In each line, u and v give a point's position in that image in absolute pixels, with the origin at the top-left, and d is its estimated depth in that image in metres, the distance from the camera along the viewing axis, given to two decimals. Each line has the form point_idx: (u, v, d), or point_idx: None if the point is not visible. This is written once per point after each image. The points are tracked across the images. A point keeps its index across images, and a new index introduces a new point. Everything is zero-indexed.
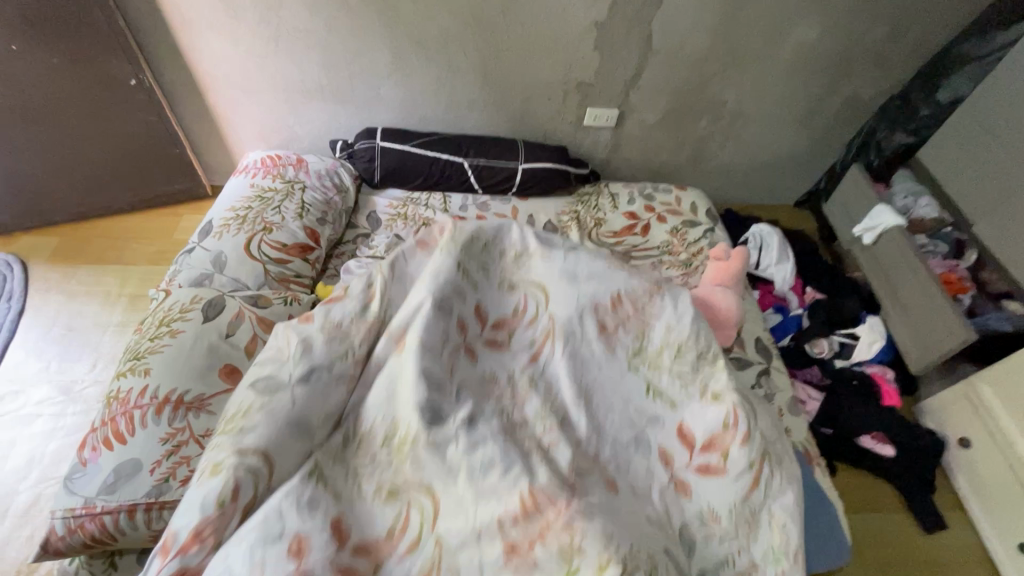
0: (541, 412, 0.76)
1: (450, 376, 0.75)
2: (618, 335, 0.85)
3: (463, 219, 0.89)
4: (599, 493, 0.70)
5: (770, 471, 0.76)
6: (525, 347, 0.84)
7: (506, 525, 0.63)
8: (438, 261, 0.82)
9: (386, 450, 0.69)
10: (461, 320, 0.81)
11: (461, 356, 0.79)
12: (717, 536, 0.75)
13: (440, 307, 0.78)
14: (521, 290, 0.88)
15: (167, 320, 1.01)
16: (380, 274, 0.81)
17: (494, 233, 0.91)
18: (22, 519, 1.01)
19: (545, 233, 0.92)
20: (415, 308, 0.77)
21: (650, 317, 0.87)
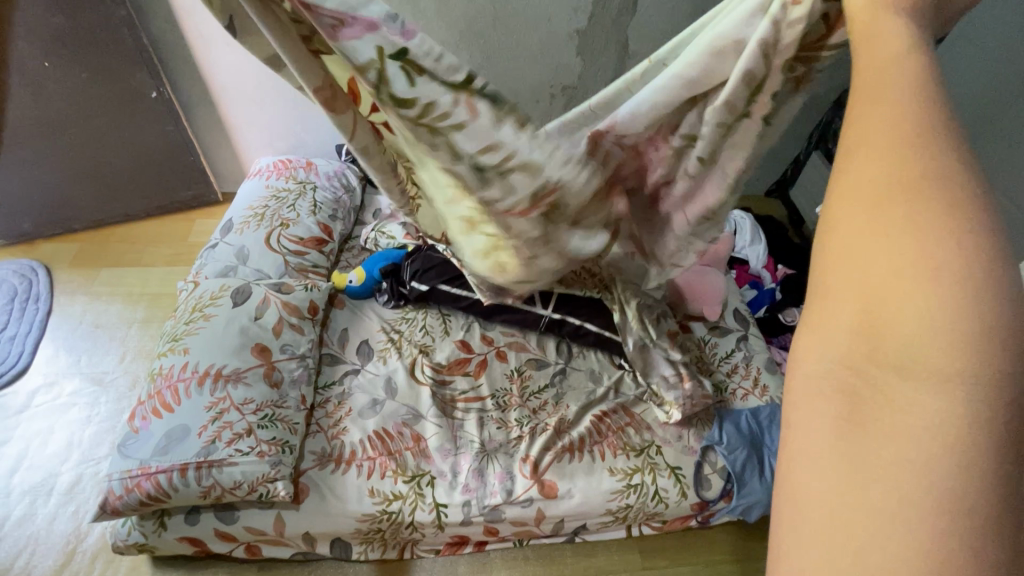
0: (541, 462, 1.01)
1: (456, 451, 1.04)
2: (608, 415, 1.07)
3: (484, 347, 1.18)
4: (574, 500, 1.01)
5: (697, 472, 1.05)
6: (523, 419, 1.08)
7: (503, 531, 1.03)
8: (452, 382, 1.13)
9: (415, 494, 0.99)
10: (466, 410, 1.09)
11: (471, 427, 1.07)
12: (672, 507, 1.04)
13: (442, 417, 1.07)
14: (516, 375, 1.14)
15: (200, 307, 1.10)
16: (401, 374, 1.12)
17: (494, 349, 1.17)
18: (67, 496, 1.09)
19: (536, 347, 1.18)
20: (423, 413, 1.07)
21: (625, 390, 1.13)
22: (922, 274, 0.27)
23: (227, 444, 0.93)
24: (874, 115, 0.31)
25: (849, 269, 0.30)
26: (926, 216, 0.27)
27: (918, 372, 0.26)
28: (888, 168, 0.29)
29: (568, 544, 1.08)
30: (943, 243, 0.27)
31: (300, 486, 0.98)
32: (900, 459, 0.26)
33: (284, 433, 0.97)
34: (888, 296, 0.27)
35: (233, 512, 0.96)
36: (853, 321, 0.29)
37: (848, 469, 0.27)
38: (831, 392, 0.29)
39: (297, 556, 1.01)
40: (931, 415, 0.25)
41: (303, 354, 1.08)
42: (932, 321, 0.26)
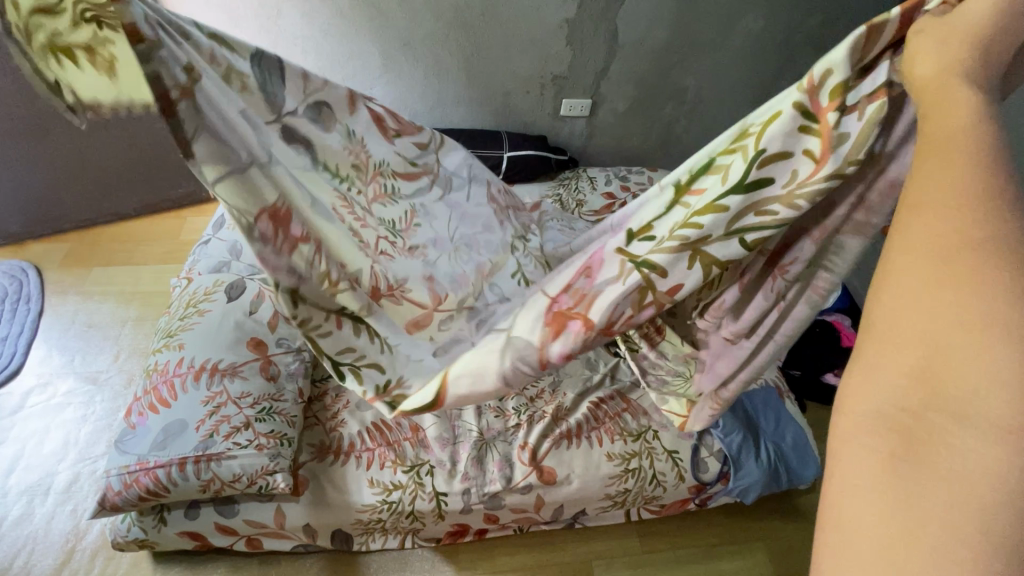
0: (539, 448, 1.01)
1: (454, 439, 1.04)
2: (605, 402, 1.08)
3: None
4: (574, 486, 1.02)
5: (695, 456, 1.06)
6: (520, 407, 1.08)
7: (503, 518, 1.03)
8: None
9: (413, 482, 0.99)
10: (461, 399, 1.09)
11: (468, 415, 1.07)
12: (670, 489, 1.05)
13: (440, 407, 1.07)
14: None
15: (194, 302, 1.09)
16: None
17: None
18: (65, 496, 1.08)
19: None
20: None
21: (620, 377, 1.13)
22: (981, 324, 0.26)
23: (226, 437, 0.93)
24: (941, 164, 0.31)
25: (907, 312, 0.29)
26: (991, 262, 0.27)
27: (982, 424, 0.25)
28: (955, 215, 0.29)
29: (568, 530, 1.10)
30: (1001, 291, 0.26)
31: (300, 478, 0.97)
32: (949, 498, 0.25)
33: (282, 425, 0.97)
34: (947, 344, 0.27)
35: (233, 506, 0.96)
36: (909, 364, 0.28)
37: (899, 503, 0.26)
38: (883, 430, 0.28)
39: (299, 548, 1.02)
40: (989, 465, 0.24)
41: (299, 347, 1.08)
42: (996, 368, 0.25)
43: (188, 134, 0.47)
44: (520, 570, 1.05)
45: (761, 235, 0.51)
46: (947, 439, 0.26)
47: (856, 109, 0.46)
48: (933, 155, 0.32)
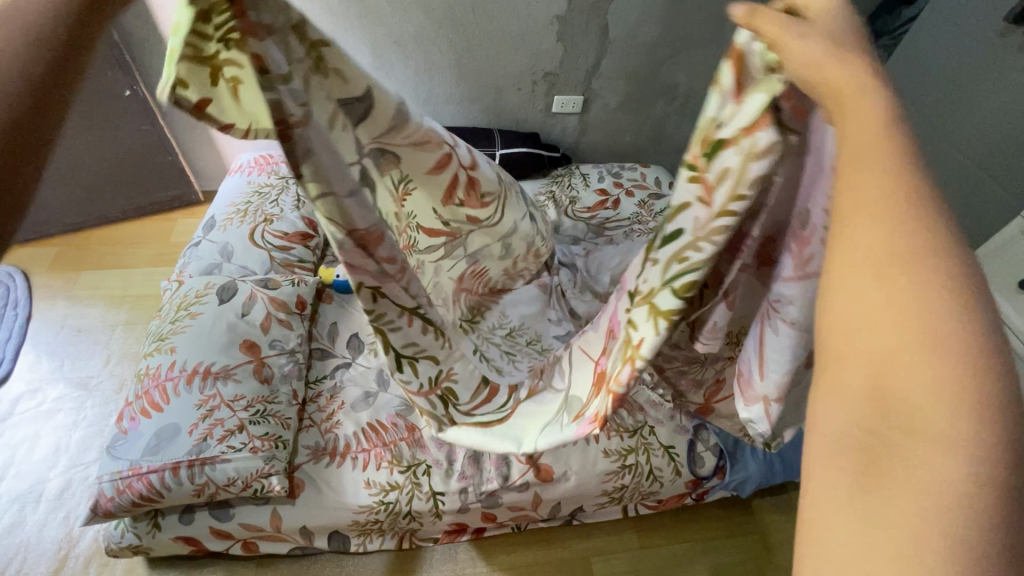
0: None
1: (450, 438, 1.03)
2: None
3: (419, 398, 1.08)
4: (570, 482, 1.01)
5: (691, 451, 1.06)
6: None
7: (501, 516, 1.03)
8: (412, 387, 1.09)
9: (410, 481, 0.99)
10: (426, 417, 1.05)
11: None
12: (666, 483, 1.05)
13: None
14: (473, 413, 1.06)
15: (185, 305, 1.08)
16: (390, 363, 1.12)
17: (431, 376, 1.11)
18: (57, 502, 1.07)
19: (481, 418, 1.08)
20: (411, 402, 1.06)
21: None
22: (930, 339, 0.26)
23: (220, 440, 0.92)
24: (862, 174, 0.31)
25: (858, 330, 0.29)
26: (925, 271, 0.28)
27: (936, 437, 0.25)
28: (890, 229, 0.29)
29: (566, 526, 1.10)
30: (939, 302, 0.27)
31: (294, 481, 0.97)
32: (919, 517, 0.25)
33: (277, 428, 0.96)
34: (896, 357, 0.27)
35: (229, 509, 0.95)
36: (866, 387, 0.28)
37: (874, 526, 0.26)
38: (850, 451, 0.28)
39: (296, 550, 1.01)
40: (950, 474, 0.25)
41: (293, 348, 1.08)
42: (949, 380, 0.26)
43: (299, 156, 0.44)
44: (517, 567, 1.05)
45: (689, 279, 0.44)
46: (908, 455, 0.26)
47: (734, 142, 0.41)
48: (854, 163, 0.31)
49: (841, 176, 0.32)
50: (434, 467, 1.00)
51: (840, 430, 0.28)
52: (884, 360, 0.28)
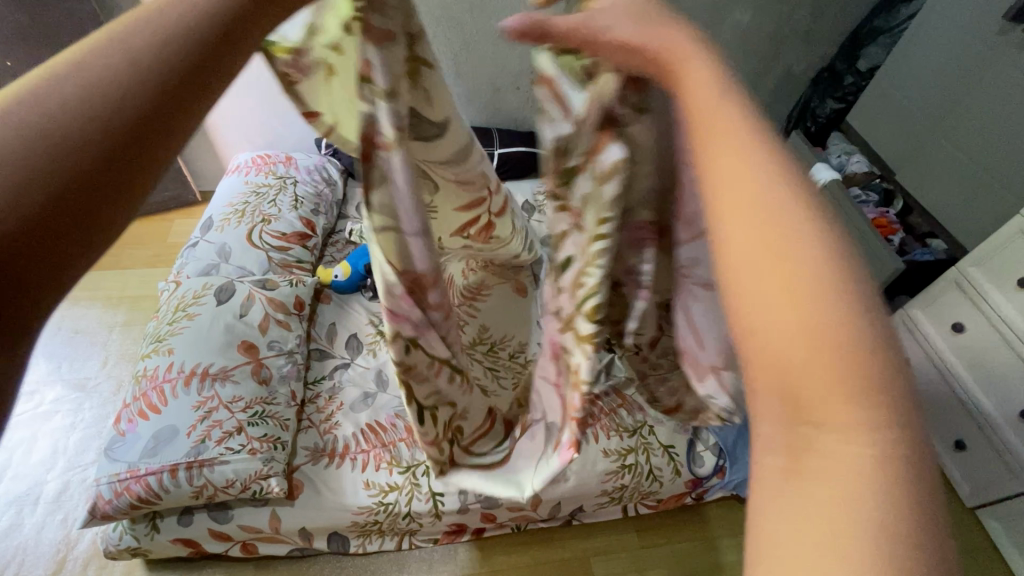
0: None
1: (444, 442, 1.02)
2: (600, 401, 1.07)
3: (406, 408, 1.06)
4: (570, 482, 1.01)
5: (690, 449, 1.06)
6: None
7: (502, 517, 1.03)
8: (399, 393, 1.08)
9: (410, 482, 0.98)
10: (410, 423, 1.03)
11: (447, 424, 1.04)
12: (667, 482, 1.05)
13: None
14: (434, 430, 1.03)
15: (183, 306, 1.08)
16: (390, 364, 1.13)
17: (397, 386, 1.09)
18: (55, 504, 1.07)
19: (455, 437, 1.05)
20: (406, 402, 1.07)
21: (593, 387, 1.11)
22: (820, 306, 0.24)
23: (218, 442, 0.91)
24: (720, 151, 0.29)
25: (755, 305, 0.25)
26: (804, 233, 0.25)
27: (846, 420, 0.23)
28: (755, 206, 0.26)
29: (566, 526, 1.10)
30: (821, 269, 0.25)
31: (294, 482, 0.97)
32: (852, 527, 0.21)
33: (276, 429, 0.96)
34: (797, 331, 0.24)
35: (227, 511, 0.95)
36: (771, 384, 0.25)
37: (811, 532, 0.21)
38: (776, 453, 0.24)
39: (295, 552, 1.01)
40: (861, 453, 0.22)
41: (291, 349, 1.07)
42: (846, 359, 0.23)
43: (373, 181, 0.42)
44: (517, 568, 1.05)
45: (594, 303, 0.42)
46: (823, 453, 0.23)
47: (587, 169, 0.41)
48: (709, 142, 0.29)
49: (703, 144, 0.30)
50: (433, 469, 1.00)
51: (761, 440, 0.25)
52: (790, 336, 0.24)
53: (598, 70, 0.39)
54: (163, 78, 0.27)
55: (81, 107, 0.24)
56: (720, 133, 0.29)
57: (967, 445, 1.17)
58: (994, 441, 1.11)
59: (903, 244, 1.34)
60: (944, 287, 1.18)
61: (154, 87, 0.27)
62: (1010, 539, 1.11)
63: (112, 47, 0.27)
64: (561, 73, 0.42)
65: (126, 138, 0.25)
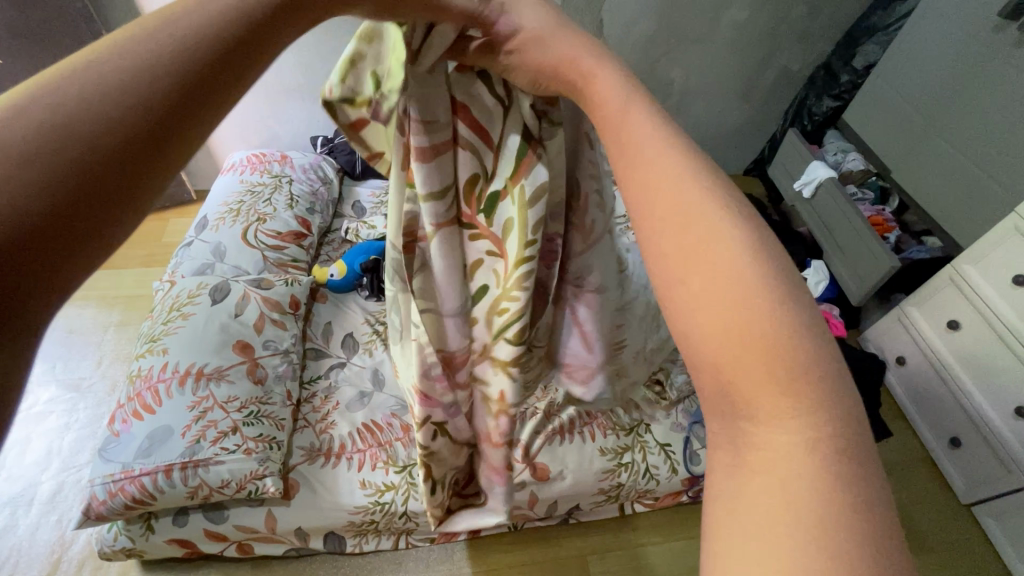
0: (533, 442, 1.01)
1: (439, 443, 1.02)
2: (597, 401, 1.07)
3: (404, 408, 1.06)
4: (567, 482, 1.00)
5: (687, 447, 1.06)
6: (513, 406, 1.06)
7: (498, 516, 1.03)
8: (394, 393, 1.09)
9: (407, 481, 0.98)
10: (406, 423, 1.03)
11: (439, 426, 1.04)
12: (664, 479, 1.05)
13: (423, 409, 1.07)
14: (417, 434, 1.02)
15: (177, 306, 1.07)
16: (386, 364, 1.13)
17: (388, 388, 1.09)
18: (49, 505, 1.06)
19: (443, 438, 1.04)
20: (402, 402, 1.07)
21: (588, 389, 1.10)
22: (747, 301, 0.25)
23: (213, 442, 0.91)
24: (650, 170, 0.31)
25: (691, 305, 0.26)
26: (730, 237, 0.27)
27: (779, 409, 0.24)
28: (679, 218, 0.28)
29: (562, 525, 1.10)
30: (745, 268, 0.26)
31: (289, 482, 0.96)
32: (794, 509, 0.21)
33: (271, 429, 0.95)
34: (728, 327, 0.25)
35: (222, 511, 0.95)
36: (710, 379, 0.26)
37: (753, 519, 0.22)
38: (725, 447, 0.25)
39: (291, 552, 1.01)
40: (798, 438, 0.23)
41: (287, 349, 1.07)
42: (770, 349, 0.24)
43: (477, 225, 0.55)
44: (514, 567, 1.05)
45: (516, 328, 0.57)
46: (762, 442, 0.23)
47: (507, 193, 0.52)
48: (636, 162, 0.32)
49: (631, 165, 0.32)
50: None
51: (713, 437, 0.26)
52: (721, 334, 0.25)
53: (592, 76, 0.39)
54: (138, 120, 0.24)
55: (45, 149, 0.21)
56: (650, 153, 0.32)
57: (963, 443, 1.18)
58: (989, 439, 1.11)
59: (899, 242, 1.35)
60: (941, 284, 1.18)
61: (127, 129, 0.23)
62: (1004, 537, 1.11)
63: (93, 78, 0.23)
64: (552, 78, 0.42)
65: (97, 187, 0.22)
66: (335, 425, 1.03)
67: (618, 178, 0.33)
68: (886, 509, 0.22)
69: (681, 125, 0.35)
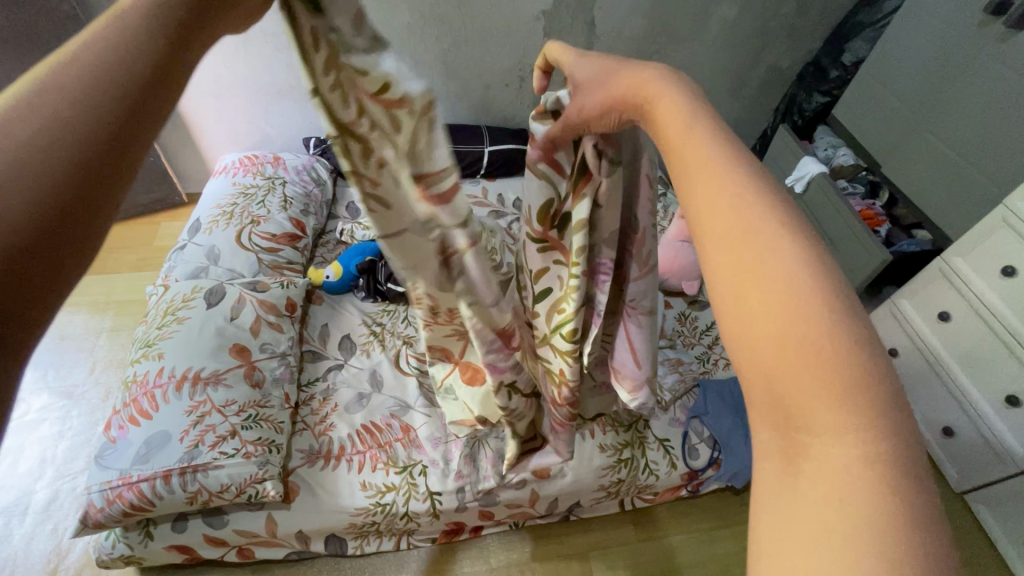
0: None
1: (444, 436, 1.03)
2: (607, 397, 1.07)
3: (404, 411, 1.05)
4: (569, 479, 1.00)
5: (685, 443, 1.07)
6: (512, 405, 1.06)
7: (499, 515, 1.03)
8: (398, 392, 1.09)
9: (404, 477, 0.98)
10: (405, 423, 1.03)
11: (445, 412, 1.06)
12: (664, 473, 1.05)
13: (429, 404, 1.07)
14: (428, 415, 1.05)
15: (172, 310, 1.06)
16: (386, 363, 1.13)
17: (376, 381, 1.10)
18: (44, 514, 1.05)
19: (443, 437, 1.03)
20: (405, 403, 1.07)
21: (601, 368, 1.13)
22: (805, 314, 0.25)
23: (211, 447, 0.90)
24: (705, 181, 0.31)
25: (751, 320, 0.27)
26: (786, 248, 0.27)
27: (829, 427, 0.24)
28: (735, 229, 0.29)
29: (563, 521, 1.10)
30: (803, 282, 0.26)
31: (290, 486, 0.95)
32: (840, 522, 0.22)
33: (270, 432, 0.95)
34: (784, 341, 0.25)
35: (222, 517, 0.94)
36: (760, 389, 0.26)
37: (800, 527, 0.23)
38: (771, 456, 0.26)
39: (292, 555, 1.00)
40: (846, 451, 0.24)
41: (284, 352, 1.07)
42: (830, 370, 0.24)
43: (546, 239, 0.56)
44: (516, 565, 1.05)
45: (570, 328, 0.57)
46: (810, 452, 0.24)
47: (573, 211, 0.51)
48: (693, 175, 0.32)
49: (690, 176, 0.32)
50: (428, 466, 0.99)
51: (760, 444, 0.27)
52: (776, 348, 0.26)
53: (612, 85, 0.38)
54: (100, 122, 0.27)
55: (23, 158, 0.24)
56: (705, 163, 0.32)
57: (955, 432, 1.20)
58: (983, 429, 1.13)
59: (890, 235, 1.38)
60: (932, 277, 1.20)
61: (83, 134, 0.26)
62: (999, 523, 1.14)
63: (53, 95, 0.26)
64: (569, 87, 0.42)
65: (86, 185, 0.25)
66: (336, 428, 1.03)
67: (676, 191, 0.33)
68: (927, 512, 0.22)
69: (701, 128, 0.34)
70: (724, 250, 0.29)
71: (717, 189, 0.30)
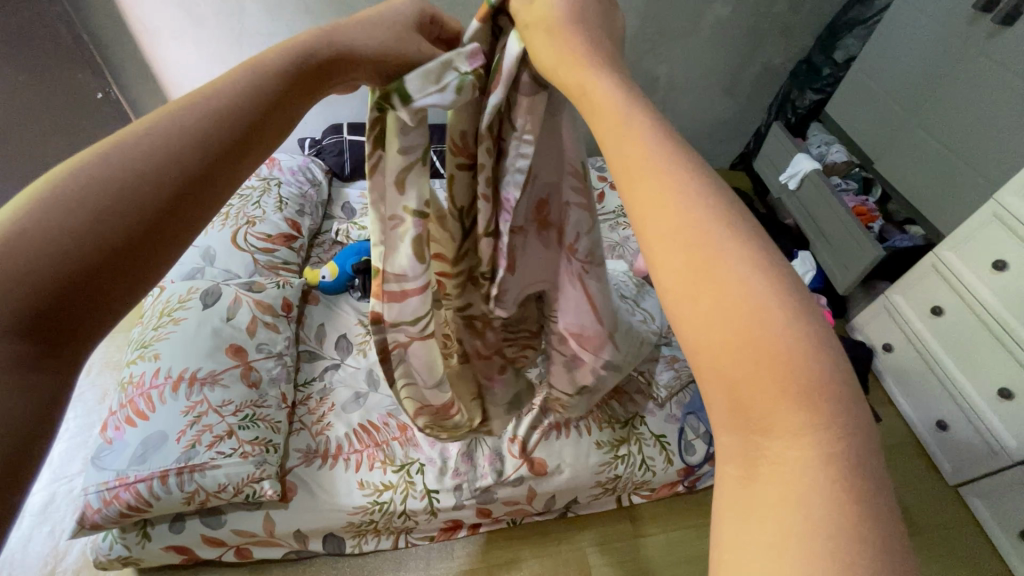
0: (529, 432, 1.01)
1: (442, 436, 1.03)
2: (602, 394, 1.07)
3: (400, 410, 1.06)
4: (565, 476, 1.01)
5: (681, 439, 1.08)
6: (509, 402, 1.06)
7: (498, 513, 1.04)
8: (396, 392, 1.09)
9: (400, 475, 0.98)
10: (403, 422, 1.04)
11: None
12: (660, 469, 1.06)
13: None
14: None
15: (167, 311, 1.06)
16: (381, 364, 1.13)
17: (373, 380, 1.10)
18: (41, 516, 1.05)
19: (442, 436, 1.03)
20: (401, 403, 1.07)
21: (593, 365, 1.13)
22: (757, 316, 0.25)
23: (209, 446, 0.90)
24: (651, 184, 0.31)
25: (703, 324, 0.26)
26: (735, 251, 0.27)
27: (791, 430, 0.24)
28: (685, 233, 0.28)
29: (561, 519, 1.11)
30: (754, 283, 0.26)
31: (288, 485, 0.96)
32: (800, 527, 0.22)
33: (267, 432, 0.95)
34: (736, 344, 0.25)
35: (220, 516, 0.94)
36: (718, 394, 0.26)
37: (763, 534, 0.23)
38: (731, 460, 0.26)
39: (290, 554, 1.01)
40: (808, 455, 0.23)
41: (281, 352, 1.07)
42: (787, 373, 0.24)
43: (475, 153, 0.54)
44: (514, 562, 1.05)
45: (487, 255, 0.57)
46: (774, 457, 0.24)
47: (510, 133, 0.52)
48: (636, 179, 0.32)
49: (634, 180, 0.32)
50: (426, 464, 1.00)
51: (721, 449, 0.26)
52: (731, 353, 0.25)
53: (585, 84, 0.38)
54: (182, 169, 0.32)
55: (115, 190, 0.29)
56: (649, 168, 0.31)
57: (949, 425, 1.21)
58: (976, 423, 1.14)
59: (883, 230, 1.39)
60: (925, 272, 1.20)
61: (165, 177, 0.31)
62: (992, 516, 1.14)
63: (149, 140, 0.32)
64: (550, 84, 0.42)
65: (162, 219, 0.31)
66: (331, 428, 1.03)
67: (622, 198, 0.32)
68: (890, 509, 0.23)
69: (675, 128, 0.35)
70: (674, 254, 0.28)
71: (664, 193, 0.30)
